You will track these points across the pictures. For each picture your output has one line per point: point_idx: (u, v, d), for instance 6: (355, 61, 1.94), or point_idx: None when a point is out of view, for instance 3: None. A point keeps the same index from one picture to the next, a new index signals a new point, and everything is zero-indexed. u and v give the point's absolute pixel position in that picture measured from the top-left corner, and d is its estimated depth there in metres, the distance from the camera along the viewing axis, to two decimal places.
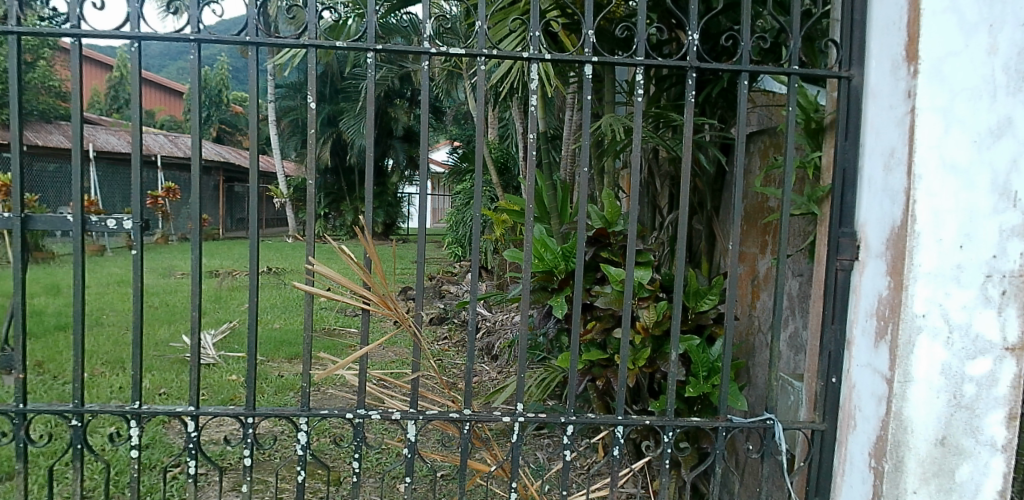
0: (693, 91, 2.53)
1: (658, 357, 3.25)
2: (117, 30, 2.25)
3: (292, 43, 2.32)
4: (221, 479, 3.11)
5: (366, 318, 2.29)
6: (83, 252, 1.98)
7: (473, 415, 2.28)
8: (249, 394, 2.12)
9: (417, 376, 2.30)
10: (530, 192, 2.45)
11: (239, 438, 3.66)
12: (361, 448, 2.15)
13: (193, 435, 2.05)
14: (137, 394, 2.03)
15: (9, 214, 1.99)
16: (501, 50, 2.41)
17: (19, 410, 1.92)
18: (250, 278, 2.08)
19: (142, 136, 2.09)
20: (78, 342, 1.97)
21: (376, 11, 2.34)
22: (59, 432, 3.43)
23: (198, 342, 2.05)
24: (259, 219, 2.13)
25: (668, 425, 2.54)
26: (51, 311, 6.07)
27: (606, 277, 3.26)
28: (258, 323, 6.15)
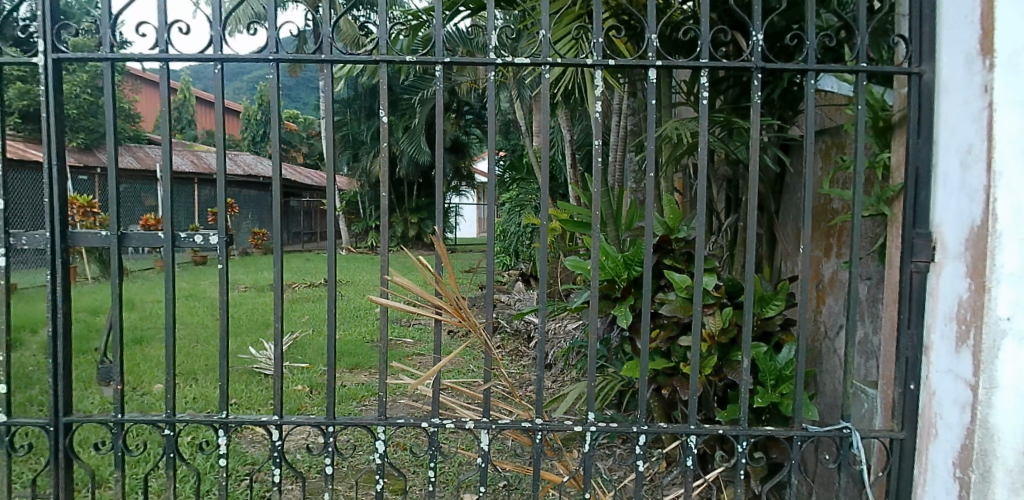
0: (759, 92, 2.51)
1: (725, 366, 3.18)
2: (201, 53, 2.35)
3: (365, 59, 2.38)
4: (295, 487, 3.13)
5: (439, 328, 2.32)
6: (174, 268, 2.06)
7: (545, 424, 2.28)
8: (329, 403, 2.17)
9: (489, 385, 2.31)
10: (596, 200, 2.45)
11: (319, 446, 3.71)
12: (437, 457, 2.18)
13: (278, 443, 2.11)
14: (223, 404, 2.10)
15: (106, 232, 2.07)
16: (565, 57, 2.40)
17: (117, 419, 2.01)
18: (330, 291, 2.13)
19: (226, 156, 2.17)
20: (170, 353, 2.05)
21: (444, 25, 2.38)
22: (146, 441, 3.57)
23: (281, 354, 2.11)
24: (336, 234, 2.17)
25: (741, 434, 2.52)
26: (125, 324, 6.33)
27: (669, 284, 3.23)
28: (319, 334, 6.27)
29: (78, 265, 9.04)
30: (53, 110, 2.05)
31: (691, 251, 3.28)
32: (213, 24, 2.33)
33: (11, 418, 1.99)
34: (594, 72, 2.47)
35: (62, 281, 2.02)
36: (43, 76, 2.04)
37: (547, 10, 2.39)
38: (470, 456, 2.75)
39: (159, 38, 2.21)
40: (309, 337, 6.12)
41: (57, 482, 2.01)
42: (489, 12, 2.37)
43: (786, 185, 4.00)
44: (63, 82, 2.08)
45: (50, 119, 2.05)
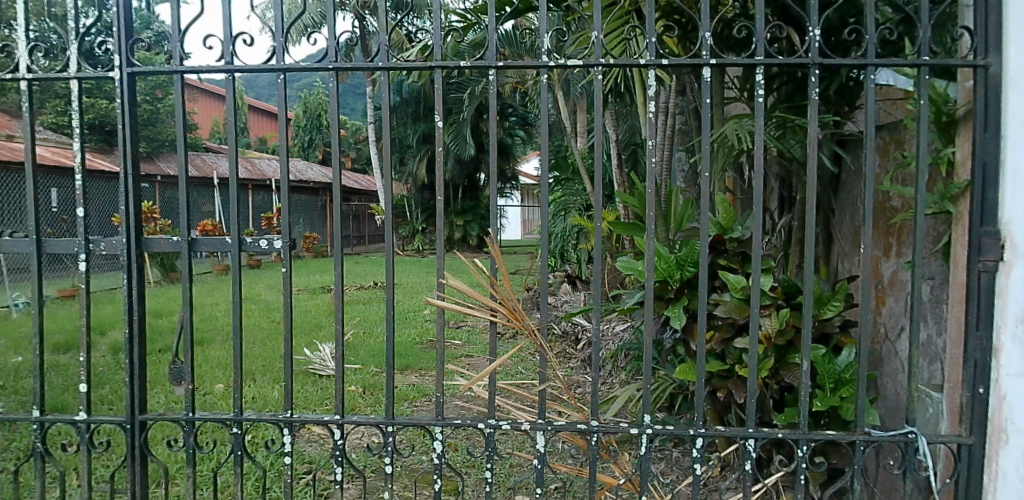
0: (816, 88, 2.47)
1: (782, 368, 3.11)
2: (265, 64, 2.44)
3: (420, 66, 2.41)
4: (351, 487, 3.16)
5: (494, 330, 2.34)
6: (241, 272, 2.13)
7: (601, 426, 2.27)
8: (388, 403, 2.22)
9: (544, 387, 2.31)
10: (650, 201, 2.43)
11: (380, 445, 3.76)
12: (493, 458, 2.19)
13: (340, 442, 2.16)
14: (288, 404, 2.18)
15: (177, 237, 2.16)
16: (618, 58, 2.39)
17: (188, 418, 2.09)
18: (388, 294, 2.19)
19: (289, 164, 2.26)
20: (238, 355, 2.13)
21: (497, 30, 2.40)
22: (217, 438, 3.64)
23: (343, 355, 2.16)
24: (396, 237, 2.22)
25: (801, 439, 2.48)
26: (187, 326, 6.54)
27: (724, 285, 3.18)
28: (371, 336, 6.36)
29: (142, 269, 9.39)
30: (128, 121, 2.14)
31: (745, 252, 3.22)
32: (276, 36, 2.42)
33: (91, 416, 2.08)
34: (647, 73, 2.45)
35: (137, 285, 2.11)
36: (119, 89, 2.14)
37: (600, 11, 2.38)
38: (525, 458, 2.76)
39: (224, 49, 2.34)
40: (360, 339, 6.22)
41: (133, 478, 2.10)
42: (542, 15, 2.38)
43: (842, 183, 3.90)
44: (137, 95, 2.18)
45: (126, 131, 2.14)
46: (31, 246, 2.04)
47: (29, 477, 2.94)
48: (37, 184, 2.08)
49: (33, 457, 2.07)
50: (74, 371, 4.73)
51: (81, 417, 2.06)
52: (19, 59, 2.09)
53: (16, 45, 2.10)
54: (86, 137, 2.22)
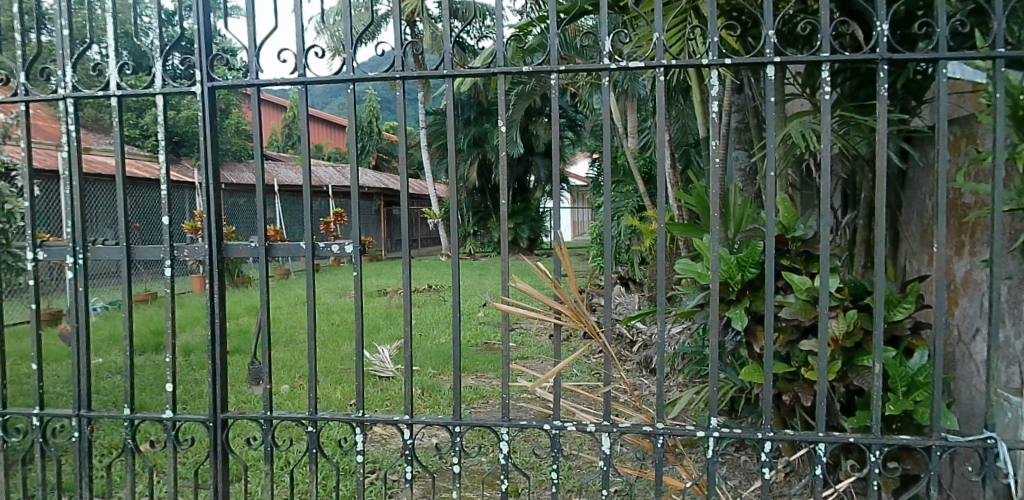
0: (885, 84, 2.40)
1: (850, 371, 3.02)
2: (336, 75, 2.54)
3: (483, 72, 2.45)
4: (418, 488, 3.19)
5: (559, 331, 2.35)
6: (315, 276, 2.20)
7: (667, 428, 2.26)
8: (456, 404, 2.25)
9: (608, 388, 2.30)
10: (714, 202, 2.41)
11: (443, 445, 3.80)
12: (559, 460, 2.19)
13: (409, 441, 2.21)
14: (360, 404, 2.24)
15: (255, 243, 2.25)
16: (680, 59, 2.37)
17: (266, 416, 2.17)
18: (455, 297, 2.22)
19: (359, 172, 2.41)
20: (312, 357, 2.20)
21: (559, 34, 2.42)
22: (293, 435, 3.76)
23: (412, 356, 2.22)
24: (461, 242, 2.25)
25: (874, 443, 2.42)
26: (254, 329, 6.72)
27: (788, 286, 3.11)
28: (427, 338, 6.43)
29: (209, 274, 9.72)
30: (209, 133, 2.25)
31: (811, 253, 3.14)
32: (346, 47, 2.53)
33: (176, 414, 2.18)
34: (710, 72, 2.43)
35: (219, 289, 2.20)
36: (201, 102, 2.26)
37: (661, 12, 2.37)
38: (591, 461, 2.75)
39: (299, 62, 2.51)
40: (417, 341, 6.30)
41: (215, 474, 2.18)
42: (604, 19, 2.38)
43: (908, 180, 3.76)
44: (217, 107, 2.30)
45: (207, 142, 2.25)
46: (121, 252, 2.16)
47: (117, 473, 3.08)
48: (127, 195, 2.21)
49: (124, 452, 2.16)
50: (151, 372, 4.96)
51: (167, 415, 2.15)
52: (108, 76, 2.21)
53: (106, 63, 2.23)
54: (170, 150, 2.34)
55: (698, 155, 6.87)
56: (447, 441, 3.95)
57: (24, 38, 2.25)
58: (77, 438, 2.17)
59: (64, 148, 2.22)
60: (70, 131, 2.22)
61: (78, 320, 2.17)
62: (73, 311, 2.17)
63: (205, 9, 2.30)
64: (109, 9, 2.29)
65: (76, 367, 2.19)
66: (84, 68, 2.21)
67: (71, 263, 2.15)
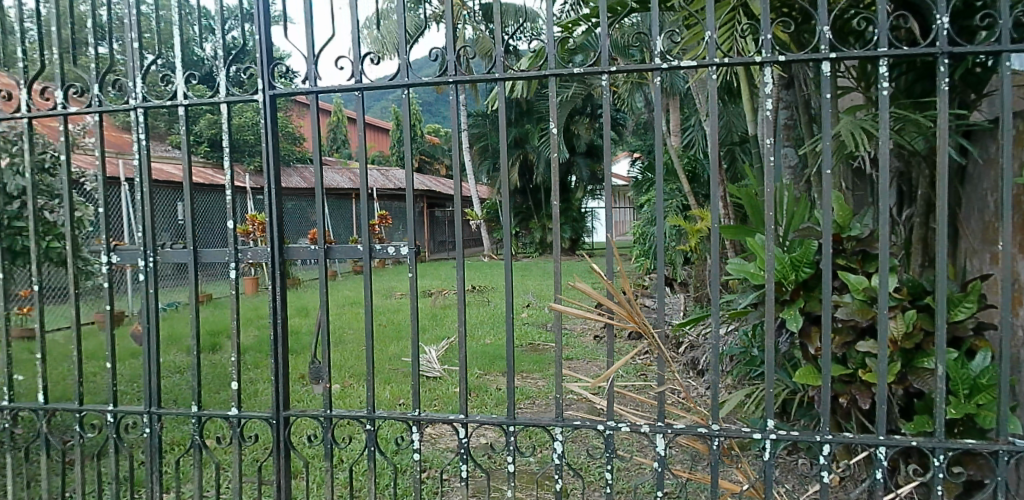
0: (946, 78, 2.34)
1: (910, 373, 2.93)
2: (391, 81, 2.59)
3: (535, 75, 2.46)
4: (474, 488, 3.21)
5: (612, 331, 2.30)
6: (373, 277, 2.25)
7: (722, 430, 2.23)
8: (510, 403, 2.23)
9: (662, 389, 2.27)
10: (768, 202, 2.37)
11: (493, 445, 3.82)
12: (613, 461, 2.16)
13: (464, 440, 2.23)
14: (416, 402, 2.27)
15: (315, 246, 2.32)
16: (733, 57, 2.34)
17: (326, 414, 2.22)
18: (508, 298, 2.23)
19: (412, 176, 2.45)
20: (369, 357, 2.24)
21: (610, 34, 2.41)
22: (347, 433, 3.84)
23: (467, 356, 2.24)
24: (514, 242, 2.26)
25: (938, 447, 2.35)
26: (304, 329, 6.89)
27: (844, 286, 3.04)
28: (473, 339, 6.48)
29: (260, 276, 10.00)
30: (271, 139, 2.32)
31: (868, 252, 3.06)
32: (400, 53, 2.58)
33: (241, 411, 2.24)
34: (763, 70, 2.39)
35: (280, 290, 2.26)
36: (262, 110, 2.33)
37: (713, 11, 2.35)
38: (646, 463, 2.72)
39: (355, 69, 2.59)
40: (463, 342, 6.36)
41: (278, 470, 2.24)
42: (654, 18, 2.36)
43: (968, 176, 3.64)
44: (278, 114, 2.38)
45: (269, 149, 2.32)
46: (189, 256, 2.24)
47: (182, 468, 3.19)
48: (194, 201, 2.29)
49: (192, 448, 2.23)
50: (208, 371, 5.15)
51: (232, 412, 2.21)
52: (175, 86, 2.31)
53: (174, 75, 2.32)
54: (233, 156, 2.42)
55: (744, 153, 6.75)
56: (496, 440, 3.97)
57: (97, 51, 2.37)
58: (148, 433, 2.26)
59: (136, 156, 2.32)
60: (140, 140, 2.31)
61: (148, 320, 2.26)
62: (143, 311, 2.25)
63: (266, 20, 2.39)
64: (177, 22, 2.39)
65: (146, 366, 2.28)
66: (152, 79, 2.31)
67: (141, 266, 2.24)
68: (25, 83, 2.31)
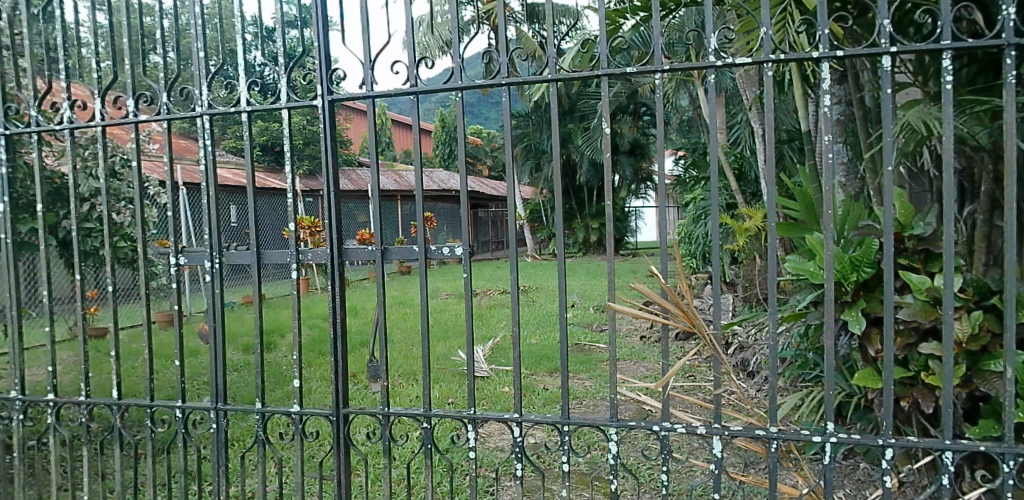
0: (1014, 71, 2.24)
1: (975, 376, 2.84)
2: (447, 84, 2.61)
3: (587, 75, 2.44)
4: (527, 487, 3.23)
5: (667, 332, 2.25)
6: (428, 277, 2.28)
7: (781, 433, 2.19)
8: (564, 402, 2.20)
9: (720, 391, 2.22)
10: (827, 201, 2.31)
11: (540, 445, 3.84)
12: (670, 462, 2.13)
13: (519, 439, 2.22)
14: (472, 401, 2.28)
15: (373, 247, 2.37)
16: (788, 53, 2.27)
17: (384, 412, 2.25)
18: (562, 298, 2.21)
19: (466, 178, 2.47)
20: (425, 356, 2.27)
21: (663, 32, 2.38)
22: (398, 431, 3.91)
23: (521, 356, 2.24)
24: (568, 242, 2.26)
25: (1008, 453, 2.25)
26: (354, 329, 7.03)
27: (905, 286, 2.96)
28: (519, 339, 6.51)
29: (310, 277, 10.24)
30: (330, 142, 2.39)
31: (931, 251, 2.97)
32: (454, 57, 2.60)
33: (302, 408, 2.29)
34: (820, 66, 2.31)
35: (339, 290, 2.32)
36: (322, 115, 2.40)
37: (767, 7, 2.29)
38: (703, 466, 2.65)
39: (410, 74, 2.63)
40: (509, 342, 6.40)
41: (338, 465, 2.29)
42: (708, 15, 2.32)
43: None
44: (336, 118, 2.44)
45: (328, 154, 2.39)
46: (252, 257, 2.31)
47: (244, 464, 3.29)
48: (257, 203, 2.36)
49: (256, 444, 2.30)
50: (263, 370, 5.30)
51: (294, 409, 2.26)
52: (239, 93, 2.39)
53: (238, 82, 2.40)
54: (293, 161, 2.49)
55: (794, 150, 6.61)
56: (543, 440, 3.98)
57: (165, 60, 2.46)
58: (215, 429, 2.33)
59: (202, 161, 2.41)
60: (207, 145, 2.40)
61: (214, 319, 2.33)
62: (209, 311, 2.33)
63: (324, 28, 2.46)
64: (240, 32, 2.48)
65: (212, 363, 2.35)
66: (218, 86, 2.40)
67: (208, 267, 2.32)
68: (99, 93, 2.42)
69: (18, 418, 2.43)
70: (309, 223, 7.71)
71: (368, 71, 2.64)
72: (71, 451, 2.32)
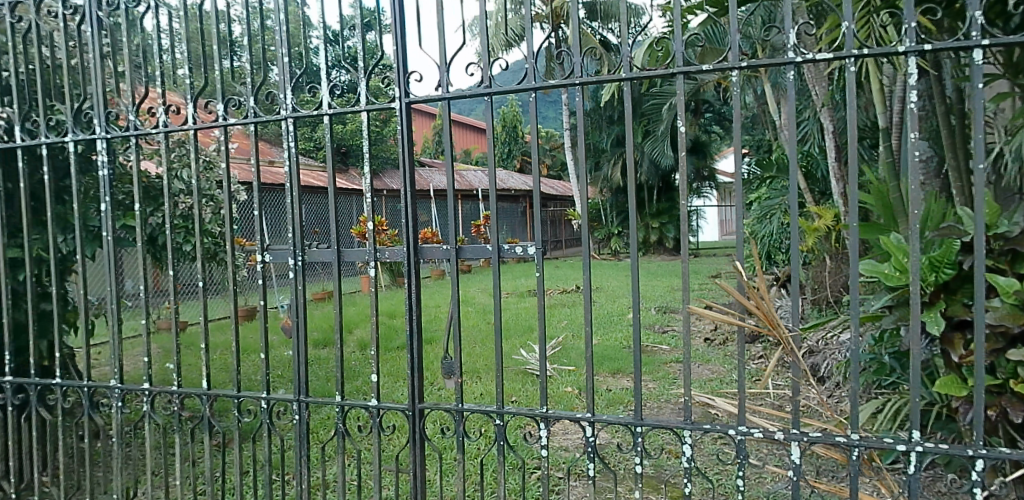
0: None
1: None
2: (521, 85, 2.62)
3: (662, 74, 2.40)
4: (596, 487, 3.24)
5: (743, 335, 2.21)
6: (501, 276, 2.30)
7: (864, 440, 2.11)
8: (637, 403, 2.18)
9: (798, 396, 2.16)
10: (913, 200, 2.14)
11: (602, 446, 3.84)
12: (746, 467, 2.10)
13: (591, 439, 2.22)
14: (544, 400, 2.29)
15: (447, 246, 2.41)
16: (872, 47, 2.17)
17: (458, 408, 2.29)
18: (635, 299, 2.18)
19: (540, 177, 2.49)
20: (498, 354, 2.29)
21: (740, 29, 2.33)
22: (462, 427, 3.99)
23: (593, 358, 2.23)
24: (641, 243, 2.24)
25: None
26: (418, 326, 7.18)
27: (993, 289, 2.82)
28: (580, 339, 6.53)
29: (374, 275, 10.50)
30: (407, 144, 2.46)
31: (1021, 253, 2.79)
32: (527, 58, 2.61)
33: (379, 402, 2.35)
34: (906, 61, 2.19)
35: (415, 288, 2.38)
36: (399, 117, 2.47)
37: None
38: (779, 472, 2.59)
39: (484, 75, 2.66)
40: (570, 342, 6.41)
41: (414, 459, 2.34)
42: (787, 9, 2.24)
43: None
44: (413, 119, 2.50)
45: (405, 154, 2.46)
46: (333, 255, 2.40)
47: (326, 461, 3.43)
48: (337, 203, 2.45)
49: (336, 435, 2.37)
50: (332, 364, 5.49)
51: (372, 403, 2.33)
52: (321, 97, 2.47)
53: (319, 86, 2.48)
54: (371, 163, 2.58)
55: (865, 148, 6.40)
56: (605, 441, 3.98)
57: (251, 66, 2.57)
58: (297, 420, 2.42)
59: (285, 163, 2.51)
60: (290, 148, 2.50)
61: (297, 315, 2.43)
62: (293, 306, 2.43)
63: (401, 32, 2.53)
64: (321, 38, 2.57)
65: (295, 357, 2.44)
66: (300, 90, 2.50)
67: (292, 264, 2.42)
68: (191, 98, 2.56)
69: (117, 405, 2.58)
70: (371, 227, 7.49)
71: (443, 73, 2.70)
72: (164, 438, 2.45)
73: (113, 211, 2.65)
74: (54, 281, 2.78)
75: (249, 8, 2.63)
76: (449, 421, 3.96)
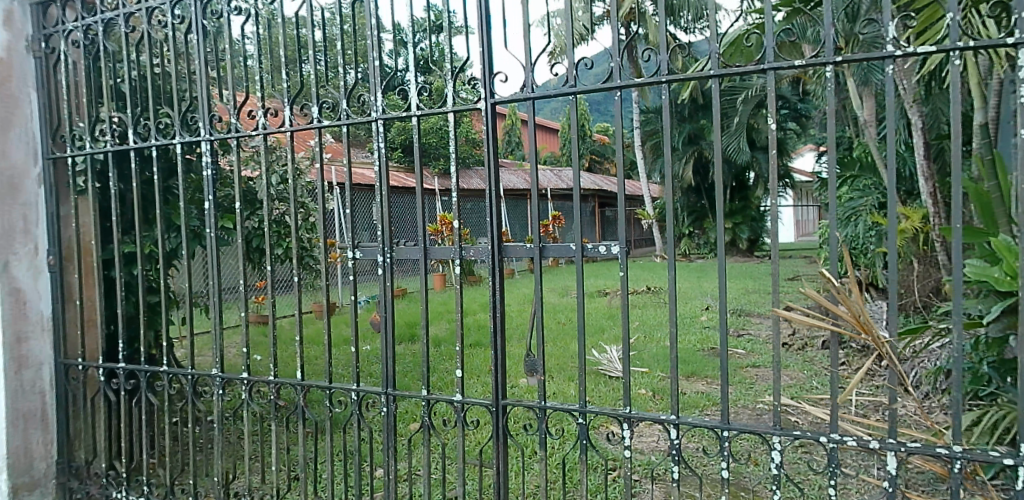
0: None
1: None
2: (606, 84, 2.60)
3: (750, 70, 2.34)
4: (677, 492, 3.21)
5: (836, 339, 2.13)
6: (584, 275, 2.30)
7: (967, 452, 2.00)
8: (724, 407, 2.14)
9: (895, 404, 2.07)
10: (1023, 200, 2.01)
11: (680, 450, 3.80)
12: (838, 476, 2.02)
13: (675, 441, 2.19)
14: (627, 401, 2.28)
15: (530, 245, 2.43)
16: (979, 40, 2.05)
17: (541, 406, 2.31)
18: (721, 300, 2.14)
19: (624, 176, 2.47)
20: (582, 352, 2.29)
21: (834, 23, 2.25)
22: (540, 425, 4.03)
23: (677, 360, 2.20)
24: (728, 242, 2.20)
25: None
26: (491, 324, 7.30)
27: None
28: (653, 341, 6.45)
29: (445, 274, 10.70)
30: (492, 143, 2.50)
31: None
32: (611, 56, 2.59)
33: (463, 397, 2.39)
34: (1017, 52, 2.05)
35: (499, 286, 2.42)
36: (484, 117, 2.51)
37: None
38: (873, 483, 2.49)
39: (568, 75, 2.66)
40: (643, 344, 6.35)
41: (498, 454, 2.38)
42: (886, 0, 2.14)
43: None
44: (497, 119, 2.54)
45: (490, 154, 2.50)
46: (420, 253, 2.47)
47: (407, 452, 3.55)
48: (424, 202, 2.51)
49: (422, 429, 2.43)
50: (410, 360, 5.63)
51: (456, 398, 2.37)
52: (410, 99, 2.54)
53: (408, 88, 2.55)
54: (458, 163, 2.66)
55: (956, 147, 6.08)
56: (682, 445, 3.92)
57: (343, 70, 2.67)
58: (384, 412, 2.49)
59: (375, 163, 2.60)
60: (380, 148, 2.59)
61: (386, 310, 2.51)
62: (382, 302, 2.51)
63: (485, 33, 2.58)
64: (409, 41, 2.65)
65: (383, 351, 2.52)
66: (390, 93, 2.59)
67: (381, 261, 2.51)
68: (289, 101, 2.71)
69: (218, 393, 2.73)
70: (448, 221, 7.86)
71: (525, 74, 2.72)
72: (262, 426, 2.57)
73: (215, 210, 2.81)
74: (161, 275, 2.96)
75: (341, 13, 2.73)
76: (529, 418, 4.03)
